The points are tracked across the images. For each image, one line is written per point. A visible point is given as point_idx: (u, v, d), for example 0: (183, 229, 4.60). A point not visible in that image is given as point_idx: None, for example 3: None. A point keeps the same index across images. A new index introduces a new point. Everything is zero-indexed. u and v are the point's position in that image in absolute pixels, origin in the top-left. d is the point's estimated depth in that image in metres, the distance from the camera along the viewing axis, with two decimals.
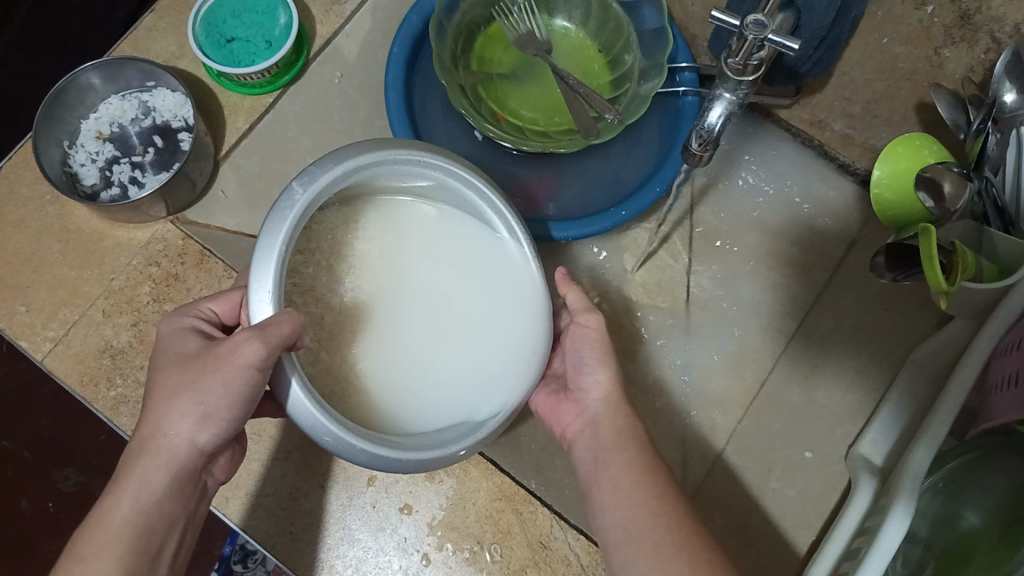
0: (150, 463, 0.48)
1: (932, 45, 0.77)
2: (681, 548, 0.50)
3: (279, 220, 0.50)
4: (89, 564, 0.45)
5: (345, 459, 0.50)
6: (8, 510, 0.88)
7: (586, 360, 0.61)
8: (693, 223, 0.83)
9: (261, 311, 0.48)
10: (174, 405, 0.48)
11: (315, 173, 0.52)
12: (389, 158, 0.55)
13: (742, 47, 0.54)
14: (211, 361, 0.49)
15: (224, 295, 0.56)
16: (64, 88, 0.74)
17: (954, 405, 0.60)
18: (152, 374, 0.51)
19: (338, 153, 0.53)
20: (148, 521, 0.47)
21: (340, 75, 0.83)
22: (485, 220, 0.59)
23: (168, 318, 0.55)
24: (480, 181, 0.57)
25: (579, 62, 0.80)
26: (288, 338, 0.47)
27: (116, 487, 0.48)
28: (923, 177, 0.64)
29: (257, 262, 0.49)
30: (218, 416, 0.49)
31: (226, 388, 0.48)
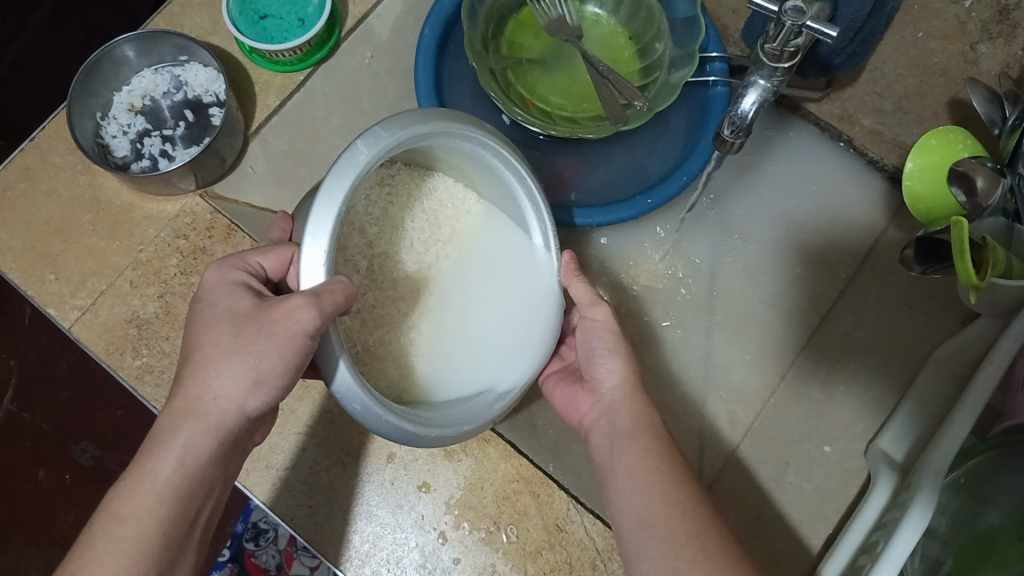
0: (197, 427, 0.48)
1: (969, 41, 0.72)
2: (696, 536, 0.49)
3: (342, 177, 0.49)
4: (129, 526, 0.45)
5: (368, 428, 0.51)
6: (22, 481, 0.87)
7: (599, 350, 0.62)
8: (716, 216, 0.83)
9: (313, 277, 0.48)
10: (220, 368, 0.48)
11: (382, 134, 0.51)
12: (449, 130, 0.54)
13: (779, 33, 0.54)
14: (265, 325, 0.48)
15: (275, 250, 0.54)
16: (100, 60, 0.75)
17: (978, 401, 0.60)
18: (189, 333, 0.51)
19: (403, 116, 0.52)
20: (189, 484, 0.47)
21: (371, 56, 0.83)
22: (515, 210, 0.62)
23: (219, 268, 0.53)
24: (526, 171, 0.58)
25: (609, 50, 0.80)
26: (341, 306, 0.48)
27: (156, 449, 0.47)
28: (955, 172, 0.63)
29: (315, 217, 0.48)
30: (267, 385, 0.49)
31: (278, 352, 0.48)
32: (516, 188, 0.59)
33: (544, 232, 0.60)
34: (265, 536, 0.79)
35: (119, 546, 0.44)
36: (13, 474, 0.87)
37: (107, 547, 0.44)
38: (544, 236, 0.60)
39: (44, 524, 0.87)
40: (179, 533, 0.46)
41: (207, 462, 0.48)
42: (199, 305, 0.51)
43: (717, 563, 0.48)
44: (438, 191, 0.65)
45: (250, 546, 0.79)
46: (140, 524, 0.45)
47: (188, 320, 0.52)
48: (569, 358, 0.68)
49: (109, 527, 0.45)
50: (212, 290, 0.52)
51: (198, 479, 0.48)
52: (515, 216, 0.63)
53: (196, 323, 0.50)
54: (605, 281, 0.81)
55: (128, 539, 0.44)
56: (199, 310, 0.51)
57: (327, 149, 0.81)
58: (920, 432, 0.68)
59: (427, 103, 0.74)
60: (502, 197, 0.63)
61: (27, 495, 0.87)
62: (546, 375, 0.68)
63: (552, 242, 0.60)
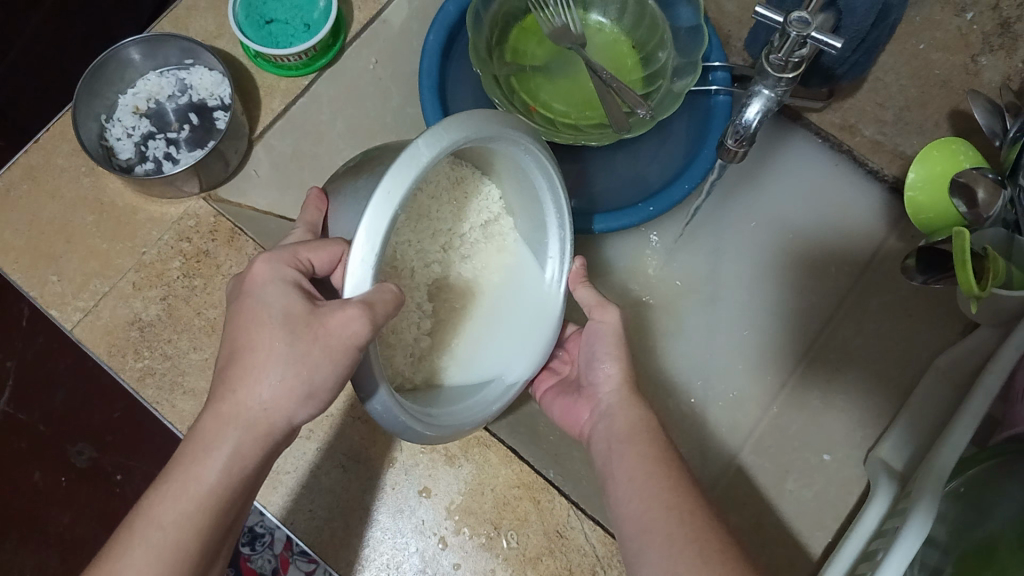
0: (247, 436, 0.47)
1: (970, 52, 0.74)
2: (692, 540, 0.49)
3: (403, 177, 0.46)
4: (169, 534, 0.45)
5: (383, 426, 0.51)
6: (19, 481, 0.87)
7: (599, 354, 0.63)
8: (717, 222, 0.84)
9: (362, 283, 0.47)
10: (270, 375, 0.47)
11: (444, 134, 0.48)
12: (502, 136, 0.53)
13: (784, 44, 0.55)
14: (320, 334, 0.46)
15: (328, 245, 0.49)
16: (106, 62, 0.75)
17: (977, 410, 0.60)
18: (227, 335, 0.49)
19: (462, 117, 0.50)
20: (229, 494, 0.47)
21: (375, 61, 0.84)
22: (535, 212, 0.63)
23: (268, 260, 0.49)
24: (560, 182, 0.59)
25: (612, 59, 0.80)
26: (392, 312, 0.48)
27: (201, 454, 0.47)
28: (957, 183, 0.64)
29: (372, 219, 0.46)
30: (317, 398, 0.48)
31: (330, 365, 0.47)
32: (546, 193, 0.59)
33: (561, 238, 0.61)
34: (260, 540, 0.75)
35: (155, 552, 0.45)
36: (10, 473, 0.87)
37: (144, 553, 0.45)
38: (561, 243, 0.61)
39: (40, 524, 0.87)
40: (215, 540, 0.47)
41: (249, 472, 0.48)
42: (248, 301, 0.49)
43: (714, 568, 0.47)
44: (466, 179, 0.66)
45: (246, 551, 0.75)
46: (178, 534, 0.45)
47: (235, 309, 0.49)
48: (564, 371, 0.69)
49: (148, 533, 0.45)
50: (263, 288, 0.48)
51: (232, 488, 0.47)
52: (536, 218, 0.63)
53: (247, 322, 0.48)
54: (604, 288, 0.82)
55: (165, 546, 0.45)
56: (251, 307, 0.48)
57: (330, 152, 0.81)
58: (918, 441, 0.69)
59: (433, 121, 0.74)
60: (526, 198, 0.63)
61: (23, 496, 0.87)
62: (544, 392, 0.69)
63: (568, 250, 0.61)
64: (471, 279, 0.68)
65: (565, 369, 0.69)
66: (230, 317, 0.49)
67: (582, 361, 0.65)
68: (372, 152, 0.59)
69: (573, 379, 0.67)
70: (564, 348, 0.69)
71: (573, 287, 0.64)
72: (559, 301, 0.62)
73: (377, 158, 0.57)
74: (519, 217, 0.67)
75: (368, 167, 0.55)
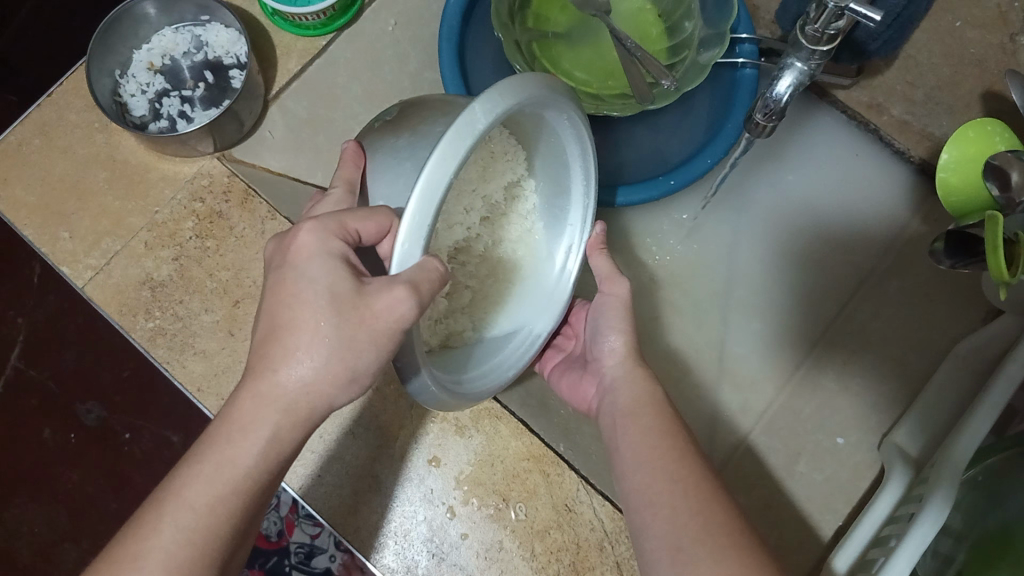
0: (285, 420, 0.46)
1: (1007, 32, 0.75)
2: (698, 512, 0.48)
3: (459, 146, 0.43)
4: (201, 516, 0.45)
5: (422, 402, 0.51)
6: (28, 437, 0.87)
7: (603, 327, 0.62)
8: (739, 199, 0.83)
9: (408, 258, 0.45)
10: (302, 358, 0.46)
11: (498, 100, 0.45)
12: (548, 103, 0.51)
13: (822, 15, 0.53)
14: (367, 319, 0.45)
15: (373, 215, 0.47)
16: (120, 16, 0.74)
17: (999, 399, 0.59)
18: (262, 306, 0.48)
19: (517, 81, 0.47)
20: (265, 477, 0.47)
21: (395, 23, 0.82)
22: (559, 179, 0.62)
23: (313, 229, 0.47)
24: (592, 150, 0.57)
25: (637, 28, 0.77)
26: (435, 291, 0.46)
27: (237, 436, 0.46)
28: (991, 166, 0.61)
29: (422, 188, 0.43)
30: (359, 383, 0.47)
31: (374, 350, 0.46)
32: (576, 164, 0.58)
33: (584, 208, 0.60)
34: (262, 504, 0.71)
35: (186, 533, 0.44)
36: (21, 428, 0.87)
37: (175, 535, 0.44)
38: (583, 211, 0.61)
39: (51, 482, 0.87)
40: (243, 521, 0.46)
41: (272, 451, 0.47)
42: (291, 273, 0.47)
43: (720, 540, 0.46)
44: (493, 140, 0.64)
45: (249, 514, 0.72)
46: (212, 517, 0.45)
47: (277, 278, 0.47)
48: (569, 348, 0.69)
49: (179, 516, 0.45)
50: (309, 262, 0.46)
51: (272, 467, 0.47)
52: (560, 185, 0.62)
53: (290, 297, 0.46)
54: (619, 262, 0.81)
55: (195, 528, 0.44)
56: (294, 281, 0.46)
57: (345, 116, 0.79)
58: (933, 429, 0.68)
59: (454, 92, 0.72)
60: (552, 164, 0.62)
61: (32, 452, 0.87)
62: (550, 370, 0.69)
63: (590, 218, 0.61)
64: (488, 241, 0.67)
65: (570, 345, 0.69)
66: (270, 288, 0.47)
67: (587, 336, 0.65)
68: (411, 106, 0.56)
69: (577, 355, 0.67)
70: (570, 322, 0.69)
71: (587, 253, 0.62)
72: (575, 269, 0.62)
73: (420, 113, 0.55)
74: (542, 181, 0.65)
75: (408, 129, 0.53)
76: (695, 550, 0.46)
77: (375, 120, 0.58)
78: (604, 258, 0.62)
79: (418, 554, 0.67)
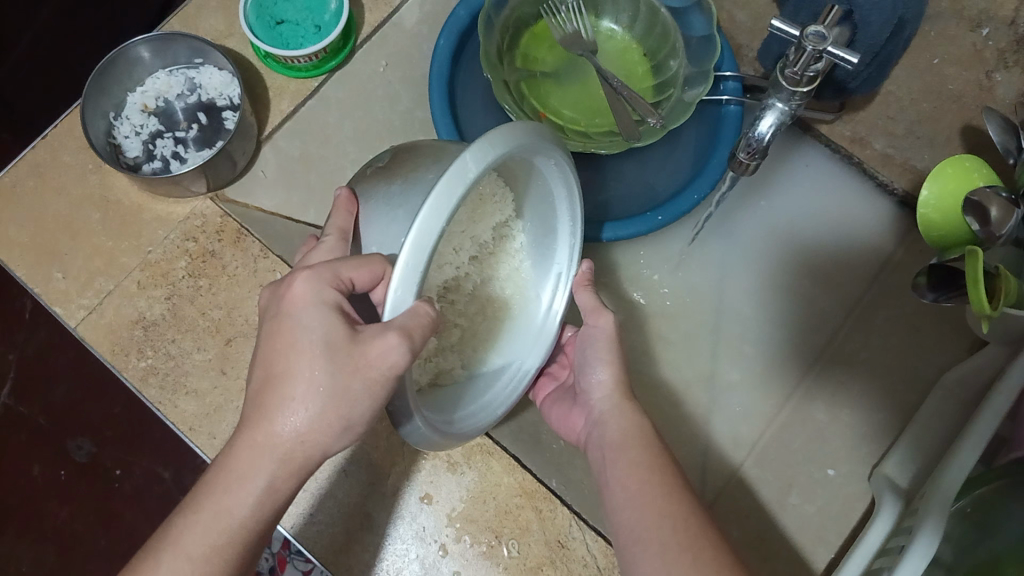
0: (282, 468, 0.47)
1: (983, 68, 0.73)
2: (687, 549, 0.48)
3: (452, 194, 0.44)
4: (198, 567, 0.45)
5: (415, 444, 0.52)
6: (17, 474, 0.87)
7: (593, 359, 0.62)
8: (726, 233, 0.84)
9: (402, 302, 0.45)
10: (296, 405, 0.46)
11: (489, 149, 0.46)
12: (537, 148, 0.52)
13: (800, 58, 0.54)
14: (360, 367, 0.46)
15: (366, 261, 0.47)
16: (115, 59, 0.75)
17: (985, 431, 0.60)
18: (257, 351, 0.49)
19: (506, 128, 0.48)
20: (261, 524, 0.47)
21: (385, 63, 0.83)
22: (546, 219, 0.63)
23: (308, 278, 0.47)
24: (578, 192, 0.58)
25: (622, 66, 0.79)
26: (427, 334, 0.47)
27: (234, 483, 0.46)
28: (970, 202, 0.62)
29: (415, 236, 0.44)
30: (353, 429, 0.48)
31: (369, 398, 0.47)
32: (563, 206, 0.59)
33: (571, 248, 0.61)
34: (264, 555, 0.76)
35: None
36: (11, 466, 0.87)
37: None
38: (570, 251, 0.62)
39: (37, 515, 0.87)
40: (237, 568, 0.46)
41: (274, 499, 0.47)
42: (287, 321, 0.47)
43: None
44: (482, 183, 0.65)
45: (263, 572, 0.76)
46: (208, 563, 0.45)
47: (274, 325, 0.48)
48: (562, 377, 0.69)
49: (174, 563, 0.45)
50: (304, 311, 0.47)
51: (267, 512, 0.47)
52: (547, 225, 0.63)
53: (286, 345, 0.47)
54: (605, 296, 0.82)
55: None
56: (290, 330, 0.47)
57: (337, 154, 0.81)
58: (923, 460, 0.68)
59: (447, 138, 0.73)
60: (540, 205, 0.63)
61: (21, 490, 0.87)
62: (543, 399, 0.69)
63: (575, 258, 0.62)
64: (478, 279, 0.67)
65: (564, 374, 0.69)
66: (266, 334, 0.48)
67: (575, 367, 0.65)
68: (401, 152, 0.57)
69: (569, 385, 0.67)
70: (563, 353, 0.70)
71: (574, 289, 0.64)
72: (561, 308, 0.63)
73: (411, 158, 0.56)
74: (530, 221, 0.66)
75: (401, 176, 0.54)
76: None
77: (367, 164, 0.59)
78: (590, 294, 0.64)
79: None
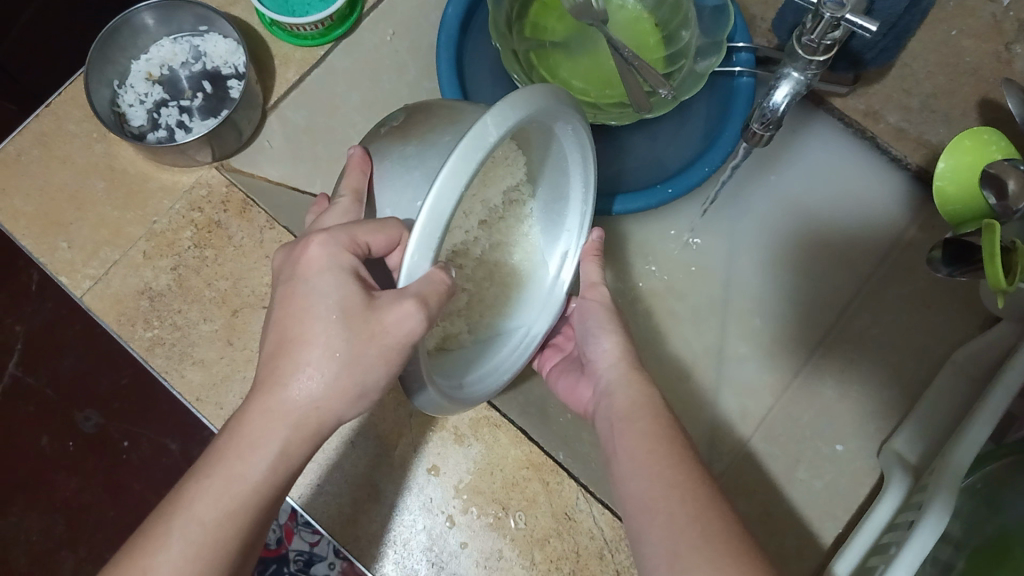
0: (295, 434, 0.46)
1: (1003, 40, 0.69)
2: (697, 518, 0.48)
3: (470, 159, 0.43)
4: (210, 530, 0.45)
5: (425, 409, 0.52)
6: (26, 445, 0.88)
7: (594, 331, 0.63)
8: (738, 206, 0.83)
9: (418, 269, 0.44)
10: (308, 372, 0.46)
11: (510, 113, 0.45)
12: (557, 113, 0.51)
13: (817, 26, 0.53)
14: (375, 334, 0.45)
15: (384, 225, 0.47)
16: (119, 26, 0.74)
17: (998, 406, 0.59)
18: (270, 318, 0.48)
19: (526, 92, 0.47)
20: (273, 492, 0.47)
21: (393, 33, 0.82)
22: (558, 185, 0.63)
23: (324, 243, 0.47)
24: (593, 159, 0.58)
25: (633, 36, 0.78)
26: (442, 302, 0.46)
27: (246, 450, 0.46)
28: (987, 174, 0.61)
29: (434, 202, 0.43)
30: (367, 398, 0.47)
31: (382, 368, 0.46)
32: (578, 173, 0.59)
33: (582, 215, 0.62)
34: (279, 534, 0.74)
35: (193, 548, 0.44)
36: (20, 436, 0.88)
37: (180, 550, 0.44)
38: (581, 218, 0.62)
39: (46, 486, 0.88)
40: (248, 535, 0.46)
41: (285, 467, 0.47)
42: (302, 286, 0.47)
43: (719, 547, 0.46)
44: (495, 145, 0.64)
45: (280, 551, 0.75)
46: (219, 530, 0.45)
47: (286, 291, 0.47)
48: (568, 349, 0.70)
49: (185, 530, 0.45)
50: (319, 277, 0.47)
51: (277, 481, 0.47)
52: (559, 192, 0.63)
53: (300, 312, 0.46)
54: (610, 273, 0.81)
55: (203, 542, 0.45)
56: (305, 295, 0.47)
57: (344, 125, 0.80)
58: (933, 437, 0.68)
59: (450, 95, 0.73)
60: (554, 171, 0.62)
61: (29, 461, 0.88)
62: (549, 369, 0.69)
63: (587, 225, 0.62)
64: (486, 244, 0.66)
65: (569, 346, 0.70)
66: (278, 301, 0.48)
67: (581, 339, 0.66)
68: (415, 112, 0.57)
69: (576, 355, 0.68)
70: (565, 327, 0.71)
71: (583, 259, 0.64)
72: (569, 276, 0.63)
73: (426, 121, 0.55)
74: (541, 186, 0.66)
75: (416, 136, 0.53)
76: (693, 556, 0.46)
77: (380, 126, 0.58)
78: (596, 266, 0.64)
79: (418, 563, 0.66)
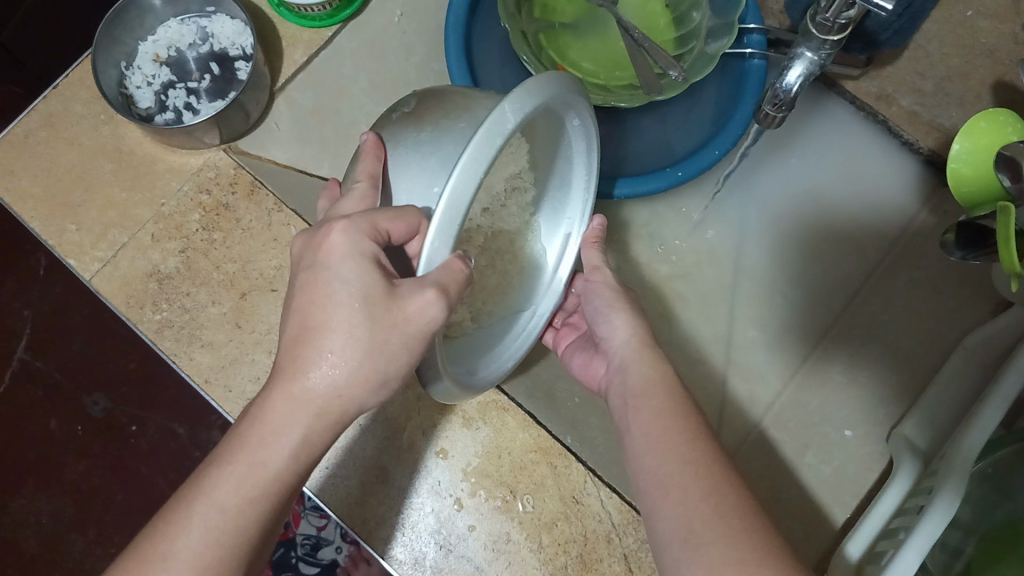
0: (316, 422, 0.46)
1: None
2: (709, 495, 0.47)
3: (490, 147, 0.43)
4: (230, 516, 0.45)
5: (436, 395, 0.53)
6: (36, 428, 0.88)
7: (604, 311, 0.63)
8: (747, 191, 0.83)
9: (437, 257, 0.44)
10: (330, 359, 0.46)
11: (528, 98, 0.45)
12: (572, 102, 0.51)
13: (833, 4, 0.52)
14: (398, 322, 0.45)
15: (404, 212, 0.47)
16: (126, 7, 0.74)
17: (1010, 389, 0.59)
18: (289, 304, 0.48)
19: (543, 79, 0.47)
20: (291, 478, 0.47)
21: (400, 14, 0.82)
22: (562, 173, 0.63)
23: (344, 230, 0.46)
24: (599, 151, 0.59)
25: (644, 17, 0.76)
26: (461, 286, 0.46)
27: (268, 437, 0.46)
28: (1003, 157, 0.58)
29: (454, 192, 0.43)
30: (389, 386, 0.48)
31: (407, 355, 0.47)
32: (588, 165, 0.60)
33: (585, 203, 0.62)
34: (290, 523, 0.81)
35: (213, 534, 0.44)
36: (29, 420, 0.88)
37: (199, 534, 0.44)
38: (583, 204, 0.62)
39: (54, 470, 0.88)
40: (266, 521, 0.46)
41: (301, 455, 0.47)
42: (323, 274, 0.47)
43: (729, 523, 0.45)
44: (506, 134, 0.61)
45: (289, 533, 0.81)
46: (237, 513, 0.45)
47: (307, 280, 0.47)
48: (584, 327, 0.70)
49: (205, 514, 0.45)
50: (340, 264, 0.46)
51: (297, 467, 0.47)
52: (563, 182, 0.63)
53: (322, 299, 0.46)
54: (613, 254, 0.81)
55: (223, 528, 0.45)
56: (325, 283, 0.46)
57: (354, 106, 0.80)
58: (943, 422, 0.67)
59: (459, 80, 0.72)
60: (560, 161, 0.62)
61: (39, 444, 0.88)
62: (564, 348, 0.69)
63: (588, 211, 0.63)
64: (488, 232, 0.64)
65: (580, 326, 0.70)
66: (298, 290, 0.47)
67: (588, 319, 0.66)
68: (428, 97, 0.56)
69: (587, 335, 0.68)
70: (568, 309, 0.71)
71: (583, 244, 0.65)
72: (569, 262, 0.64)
73: (439, 105, 0.54)
74: (543, 173, 0.65)
75: (431, 122, 0.53)
76: (704, 533, 0.46)
77: (391, 110, 0.58)
78: (598, 251, 0.64)
79: (426, 545, 0.67)
